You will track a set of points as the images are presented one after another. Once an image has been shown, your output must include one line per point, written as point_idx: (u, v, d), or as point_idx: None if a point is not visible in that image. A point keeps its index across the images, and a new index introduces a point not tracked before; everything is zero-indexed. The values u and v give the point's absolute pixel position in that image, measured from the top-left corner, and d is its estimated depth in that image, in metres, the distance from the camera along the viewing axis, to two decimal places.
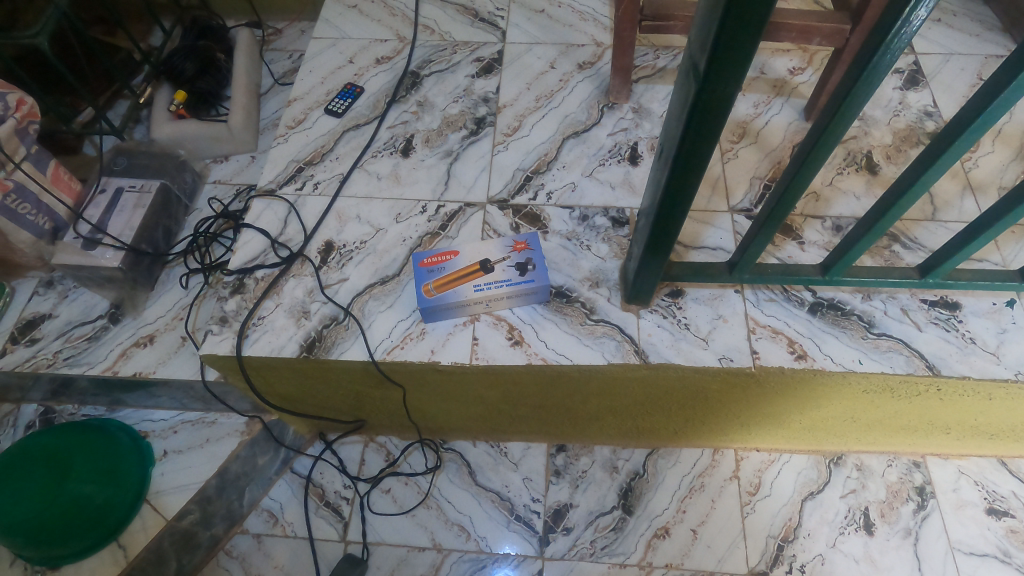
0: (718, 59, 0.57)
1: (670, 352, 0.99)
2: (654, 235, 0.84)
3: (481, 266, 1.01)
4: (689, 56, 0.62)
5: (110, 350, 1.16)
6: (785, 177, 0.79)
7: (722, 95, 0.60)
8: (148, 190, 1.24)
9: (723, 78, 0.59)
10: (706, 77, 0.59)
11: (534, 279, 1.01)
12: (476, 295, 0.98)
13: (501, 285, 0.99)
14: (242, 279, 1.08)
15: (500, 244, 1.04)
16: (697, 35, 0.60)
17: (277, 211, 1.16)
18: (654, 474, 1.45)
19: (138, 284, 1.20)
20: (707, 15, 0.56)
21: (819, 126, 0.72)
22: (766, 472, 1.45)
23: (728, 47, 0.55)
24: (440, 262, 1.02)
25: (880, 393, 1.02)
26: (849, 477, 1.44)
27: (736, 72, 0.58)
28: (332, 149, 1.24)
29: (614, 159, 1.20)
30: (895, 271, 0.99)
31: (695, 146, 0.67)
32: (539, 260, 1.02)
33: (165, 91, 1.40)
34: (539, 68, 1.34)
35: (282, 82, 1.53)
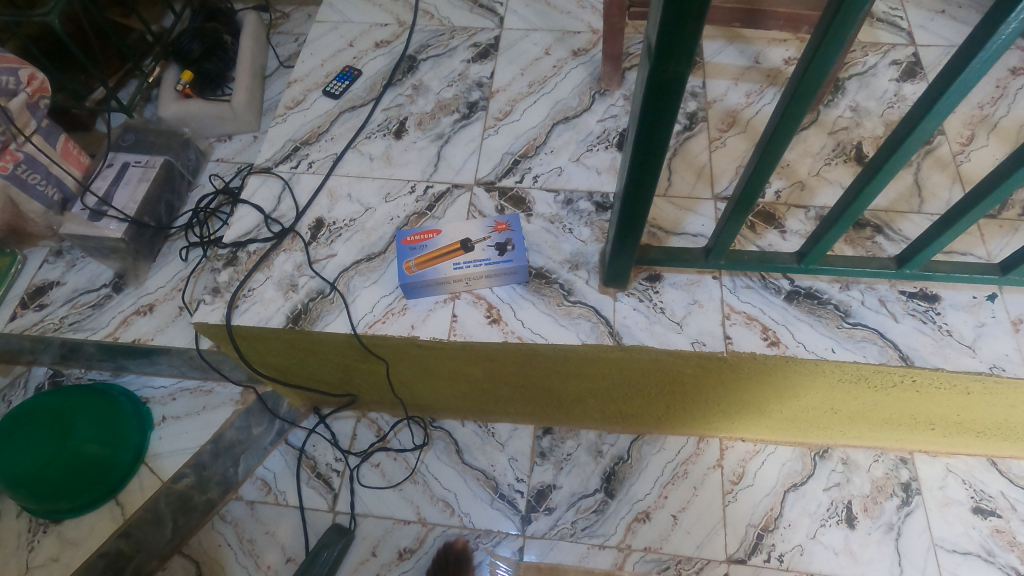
0: (666, 40, 0.58)
1: (644, 334, 1.00)
2: (623, 216, 0.85)
3: (462, 245, 1.03)
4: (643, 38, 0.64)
5: (113, 317, 1.21)
6: (751, 163, 0.81)
7: (674, 76, 0.62)
8: (152, 165, 1.29)
9: (674, 58, 0.60)
10: (657, 58, 0.60)
11: (513, 259, 1.02)
12: (456, 273, 1.01)
13: (481, 264, 1.02)
14: (235, 252, 1.13)
15: (481, 224, 1.06)
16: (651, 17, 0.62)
17: (272, 188, 1.19)
18: (638, 460, 1.47)
19: (140, 254, 1.25)
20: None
21: (779, 111, 0.73)
22: (751, 462, 1.45)
23: (673, 26, 0.57)
24: (422, 240, 1.05)
25: (854, 383, 1.03)
26: (834, 470, 1.44)
27: (686, 53, 0.59)
28: (327, 130, 1.27)
29: (601, 145, 1.21)
30: (872, 260, 0.99)
31: (654, 127, 0.69)
32: (519, 241, 1.04)
33: (173, 71, 1.45)
34: (534, 55, 1.36)
35: (287, 65, 1.57)
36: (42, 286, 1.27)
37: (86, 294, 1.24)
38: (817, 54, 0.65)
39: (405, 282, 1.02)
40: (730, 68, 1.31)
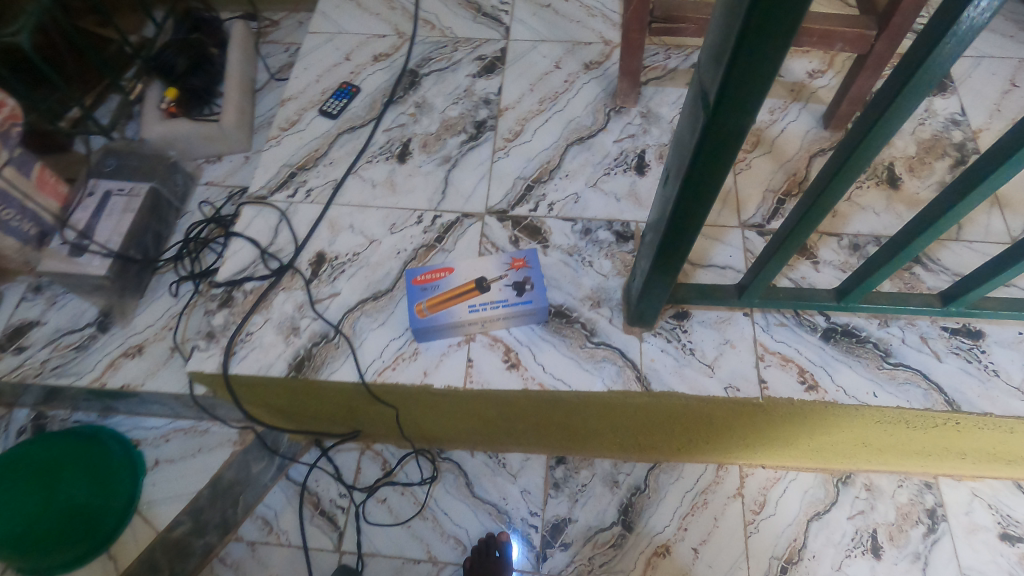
0: (729, 92, 0.51)
1: (673, 379, 0.94)
2: (658, 260, 0.77)
3: (477, 285, 0.96)
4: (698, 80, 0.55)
5: (99, 359, 1.13)
6: (803, 203, 0.74)
7: (735, 127, 0.54)
8: (137, 194, 1.20)
9: (734, 111, 0.52)
10: (714, 110, 0.53)
11: (533, 299, 0.95)
12: (471, 317, 0.94)
13: (498, 306, 0.94)
14: (230, 292, 1.04)
15: (497, 261, 0.98)
16: (707, 62, 0.54)
17: (268, 219, 1.11)
18: (655, 490, 1.41)
19: (126, 290, 1.16)
20: (719, 43, 0.51)
21: (843, 153, 0.66)
22: (772, 490, 1.41)
23: (743, 74, 0.49)
24: (433, 279, 0.97)
25: (893, 425, 0.98)
26: (857, 497, 1.40)
27: (749, 107, 0.52)
28: (325, 153, 1.18)
29: (619, 169, 1.14)
30: (915, 297, 0.92)
31: (702, 178, 0.61)
32: (538, 279, 0.96)
33: (156, 88, 1.35)
34: (543, 68, 1.27)
35: (278, 78, 1.47)
36: (22, 325, 1.18)
37: (69, 334, 1.16)
38: (899, 95, 0.59)
39: (415, 326, 0.95)
40: None
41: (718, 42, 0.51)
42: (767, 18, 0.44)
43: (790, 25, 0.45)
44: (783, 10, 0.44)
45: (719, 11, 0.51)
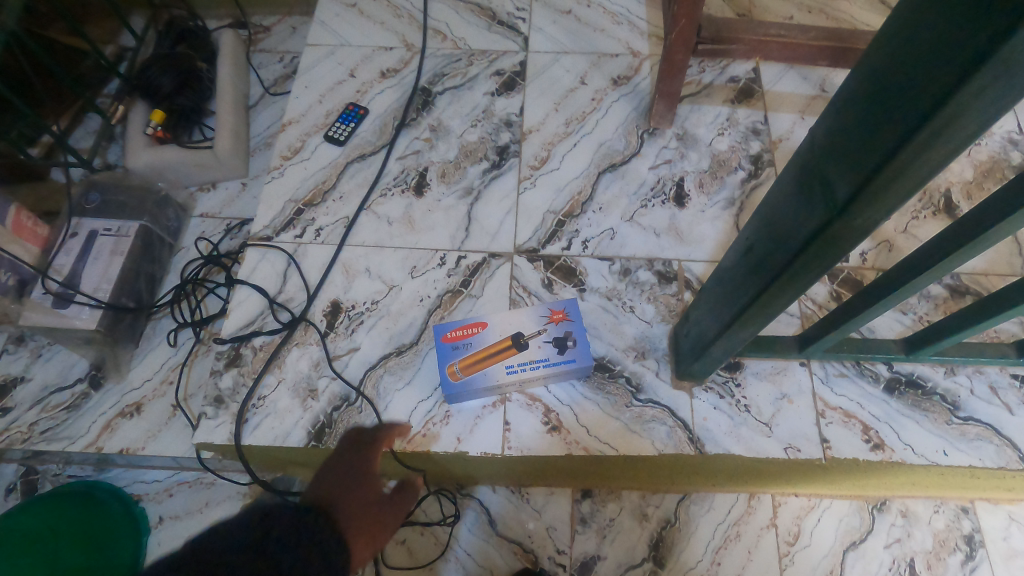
0: (869, 193, 0.42)
1: (729, 440, 0.87)
2: (735, 322, 0.69)
3: (515, 342, 0.88)
4: (814, 169, 0.47)
5: (94, 419, 1.03)
6: (922, 250, 0.63)
7: (865, 227, 0.46)
8: (126, 234, 1.09)
9: (870, 211, 0.44)
10: (847, 208, 0.44)
11: (576, 357, 0.87)
12: (510, 378, 0.86)
13: (538, 366, 0.87)
14: (238, 349, 0.95)
15: (534, 313, 0.90)
16: (823, 150, 0.46)
17: (275, 264, 1.01)
18: (686, 522, 1.04)
19: (119, 342, 1.06)
20: (852, 136, 0.42)
21: (980, 209, 0.56)
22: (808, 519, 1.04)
23: (887, 184, 0.41)
24: (466, 334, 0.89)
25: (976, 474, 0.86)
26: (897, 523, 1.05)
27: (887, 210, 0.43)
28: (334, 186, 1.08)
29: (657, 200, 1.05)
30: (988, 347, 0.86)
31: (810, 265, 0.53)
32: (581, 334, 0.88)
33: (140, 108, 1.21)
34: (568, 84, 1.17)
35: (273, 92, 1.35)
36: (5, 382, 1.07)
37: (59, 392, 1.06)
38: None
39: (447, 389, 0.87)
40: (795, 98, 1.14)
41: (850, 133, 0.42)
42: (945, 125, 0.36)
43: (963, 140, 0.37)
44: (961, 125, 0.36)
45: (843, 100, 0.43)
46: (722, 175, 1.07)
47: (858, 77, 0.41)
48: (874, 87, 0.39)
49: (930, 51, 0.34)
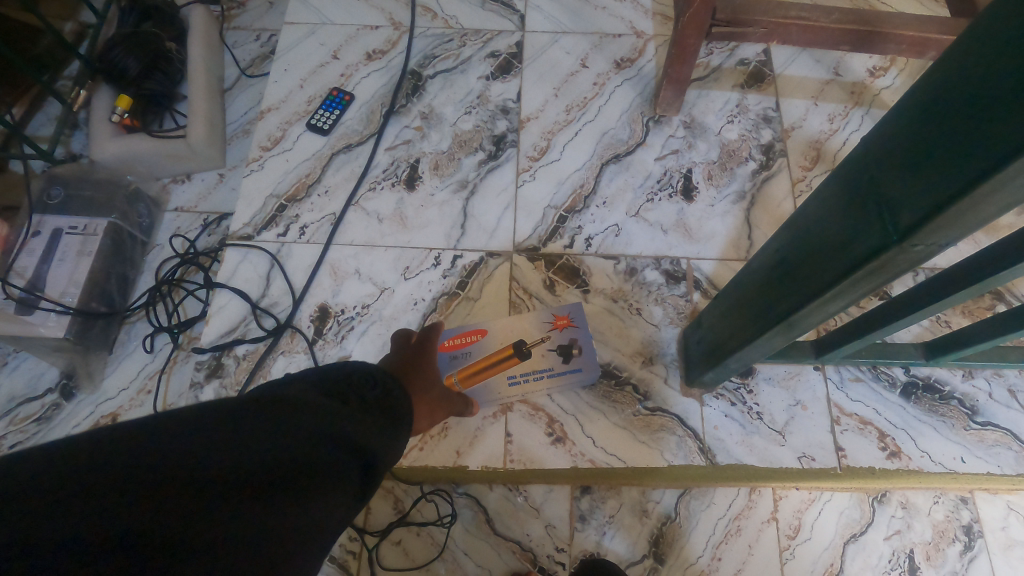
0: (943, 217, 0.37)
1: (741, 450, 0.84)
2: (759, 332, 0.64)
3: (517, 351, 0.85)
4: (872, 183, 0.42)
5: (67, 432, 0.96)
6: (963, 261, 0.56)
7: (927, 250, 0.41)
8: (94, 233, 1.01)
9: (942, 235, 0.39)
10: (911, 234, 0.39)
11: (581, 366, 0.86)
12: (511, 390, 0.85)
13: (541, 376, 0.85)
14: (219, 358, 0.90)
15: (538, 318, 0.89)
16: (883, 164, 0.41)
17: (257, 265, 0.95)
18: (684, 518, 0.82)
19: (91, 350, 0.99)
20: (931, 152, 0.37)
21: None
22: (810, 510, 0.82)
23: (968, 206, 0.36)
24: (465, 343, 0.87)
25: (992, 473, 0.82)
26: (894, 517, 0.82)
27: (958, 235, 0.39)
28: (319, 179, 1.01)
29: (664, 193, 0.99)
30: (1012, 352, 0.82)
31: (858, 286, 0.48)
32: (586, 341, 0.87)
33: (104, 94, 1.12)
34: (567, 67, 1.09)
35: (250, 75, 1.25)
36: None
37: (28, 403, 0.99)
38: None
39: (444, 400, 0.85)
40: (807, 84, 1.08)
41: (925, 147, 0.37)
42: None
43: None
44: None
45: (914, 108, 0.38)
46: (732, 166, 1.01)
47: (938, 84, 0.36)
48: (969, 96, 0.34)
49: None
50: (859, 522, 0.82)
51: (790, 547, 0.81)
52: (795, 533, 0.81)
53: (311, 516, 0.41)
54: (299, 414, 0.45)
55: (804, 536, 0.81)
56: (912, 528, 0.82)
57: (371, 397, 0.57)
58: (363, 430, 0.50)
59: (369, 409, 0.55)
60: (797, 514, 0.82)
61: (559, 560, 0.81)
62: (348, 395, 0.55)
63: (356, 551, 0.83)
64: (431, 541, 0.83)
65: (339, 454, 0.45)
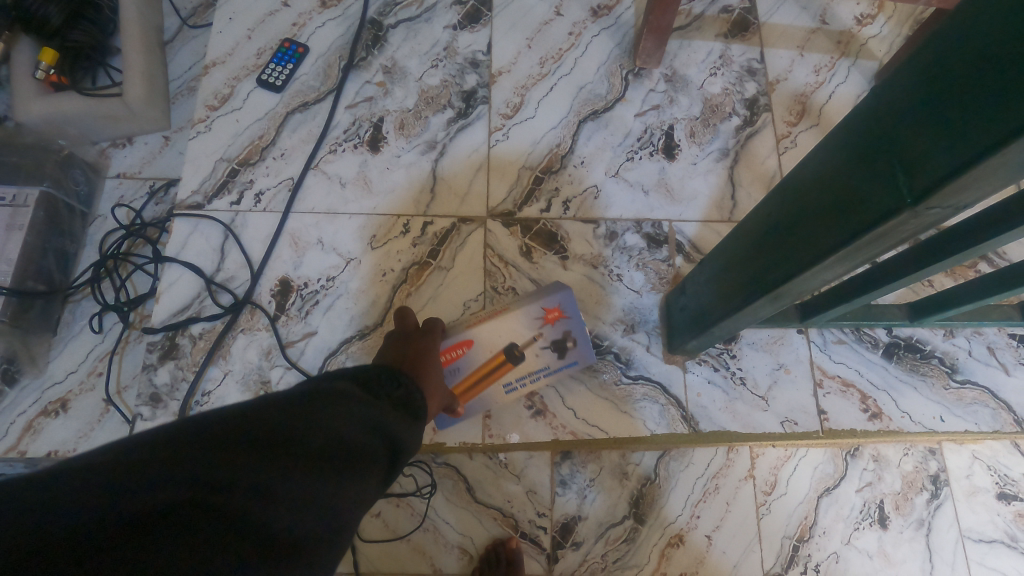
0: (949, 189, 0.34)
1: (724, 416, 0.82)
2: (745, 299, 0.61)
3: (509, 357, 0.77)
4: (874, 146, 0.39)
5: (12, 421, 0.90)
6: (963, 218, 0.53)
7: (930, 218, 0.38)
8: (24, 204, 0.92)
9: (958, 200, 0.36)
10: (916, 205, 0.36)
11: (576, 357, 0.79)
12: (510, 396, 0.79)
13: (538, 377, 0.79)
14: (173, 338, 0.83)
15: (527, 317, 0.78)
16: (883, 122, 0.38)
17: (209, 237, 0.88)
18: (664, 482, 0.81)
19: (32, 332, 0.91)
20: (955, 105, 0.32)
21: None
22: (785, 465, 0.83)
23: (975, 177, 0.33)
24: (451, 360, 0.76)
25: (966, 429, 0.83)
26: (867, 469, 0.83)
27: (962, 204, 0.36)
28: (273, 142, 0.93)
29: (644, 151, 0.94)
30: (993, 310, 0.81)
31: (857, 253, 0.45)
32: (581, 330, 0.79)
33: (25, 46, 1.00)
34: (541, 15, 1.01)
35: (193, 25, 1.14)
36: None
37: None
38: None
39: (444, 422, 0.79)
40: (793, 33, 1.03)
41: (933, 109, 0.33)
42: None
43: None
44: None
45: (919, 65, 0.34)
46: (715, 122, 0.96)
47: (943, 38, 0.33)
48: (993, 49, 0.29)
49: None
50: (832, 476, 0.82)
51: (766, 503, 0.81)
52: (770, 489, 0.82)
53: (318, 487, 0.39)
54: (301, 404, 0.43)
55: (780, 491, 0.82)
56: (883, 479, 0.82)
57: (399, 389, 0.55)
58: (378, 416, 0.48)
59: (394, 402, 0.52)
60: (774, 470, 0.82)
61: (541, 525, 0.80)
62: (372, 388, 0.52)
63: None
64: (411, 512, 0.81)
65: (352, 432, 0.44)
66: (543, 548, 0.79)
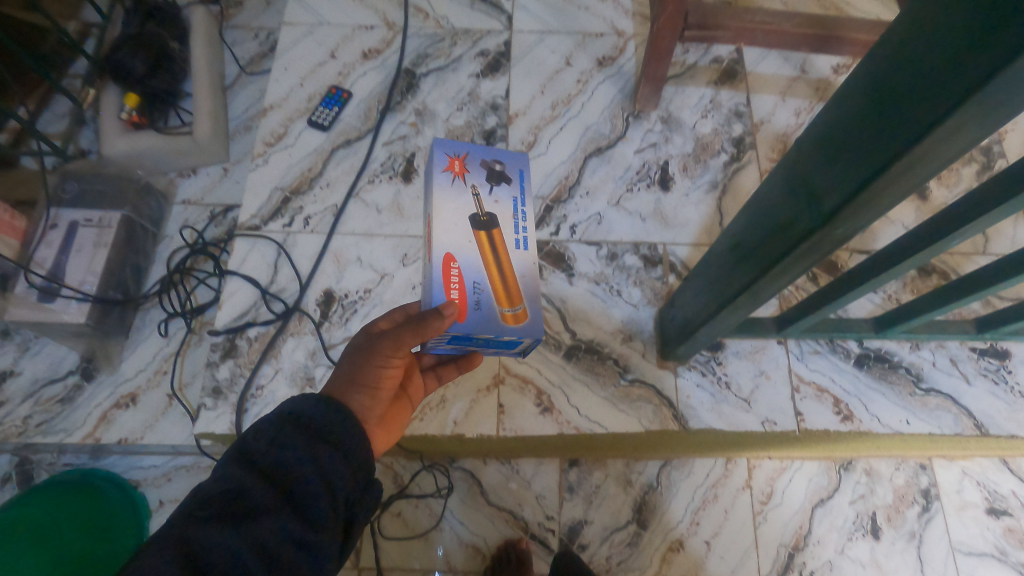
0: (863, 198, 0.45)
1: (711, 416, 0.92)
2: (722, 305, 0.72)
3: (487, 227, 0.80)
4: (811, 168, 0.50)
5: (89, 412, 1.03)
6: (893, 246, 0.67)
7: (850, 225, 0.49)
8: (108, 225, 1.08)
9: (917, 171, 0.42)
10: (840, 212, 0.47)
11: (513, 172, 0.88)
12: (527, 246, 0.81)
13: (521, 212, 0.84)
14: (233, 340, 0.97)
15: (451, 189, 0.83)
16: (817, 143, 0.49)
17: (265, 254, 1.02)
18: (668, 489, 0.92)
19: (110, 335, 1.06)
20: (908, 95, 0.39)
21: (941, 218, 0.60)
22: (781, 480, 0.93)
23: (880, 188, 0.44)
24: (460, 280, 0.75)
25: (934, 438, 0.92)
26: (859, 482, 0.93)
27: (873, 215, 0.48)
28: (320, 174, 1.08)
29: (642, 183, 1.07)
30: (950, 325, 0.92)
31: (817, 248, 0.54)
32: (489, 155, 0.88)
33: (114, 93, 1.17)
34: (553, 65, 1.17)
35: (250, 72, 1.31)
36: None
37: (51, 385, 1.05)
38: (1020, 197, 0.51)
39: (532, 328, 0.76)
40: (776, 80, 1.16)
41: (852, 134, 0.44)
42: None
43: (952, 153, 0.41)
44: (952, 142, 0.39)
45: (844, 101, 0.45)
46: (705, 158, 1.09)
47: (860, 78, 0.43)
48: (890, 89, 0.40)
49: (1004, 2, 0.32)
50: (826, 488, 0.92)
51: (762, 512, 0.91)
52: (767, 499, 0.91)
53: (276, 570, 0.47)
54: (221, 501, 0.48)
55: (776, 501, 0.91)
56: (875, 492, 0.92)
57: (325, 456, 0.53)
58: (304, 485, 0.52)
59: (309, 484, 0.51)
60: (770, 481, 0.92)
61: (550, 528, 0.90)
62: (284, 472, 0.52)
63: None
64: (431, 511, 0.92)
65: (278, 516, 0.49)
66: (552, 549, 0.89)
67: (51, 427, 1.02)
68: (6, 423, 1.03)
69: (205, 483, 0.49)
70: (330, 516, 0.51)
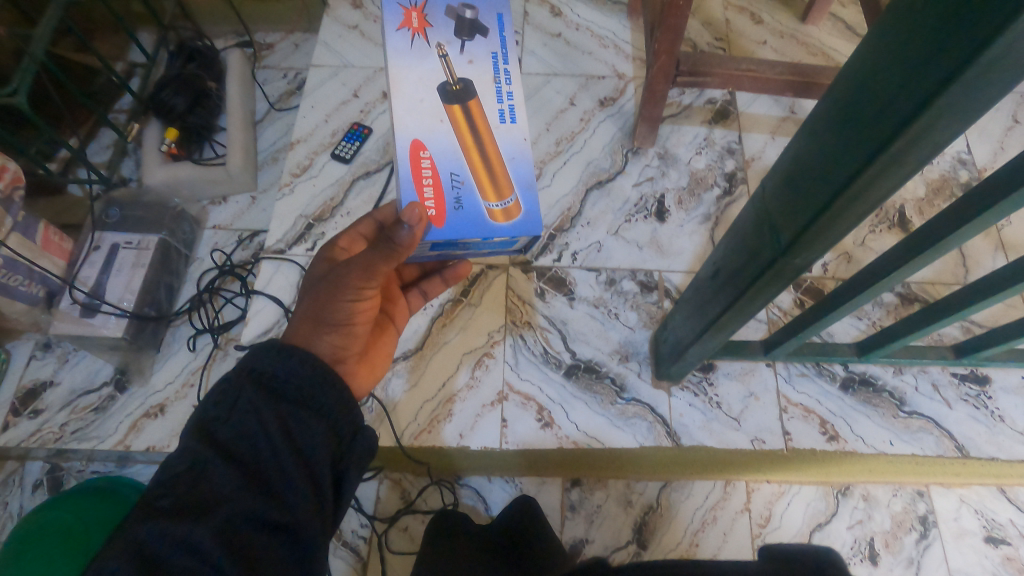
0: (819, 224, 0.51)
1: (703, 434, 0.98)
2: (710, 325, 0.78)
3: (458, 100, 0.80)
4: (775, 200, 0.57)
5: (121, 421, 1.10)
6: (860, 275, 0.73)
7: (810, 250, 0.56)
8: (146, 247, 1.17)
9: (862, 201, 0.49)
10: (800, 236, 0.54)
11: (487, 24, 0.86)
12: (508, 115, 0.81)
13: (499, 72, 0.83)
14: None
15: (414, 50, 0.82)
16: (780, 179, 0.56)
17: (288, 275, 1.11)
18: (668, 509, 0.95)
19: (143, 349, 1.14)
20: (847, 132, 0.45)
21: (903, 250, 0.66)
22: (779, 504, 0.95)
23: (830, 216, 0.50)
24: (433, 162, 0.77)
25: (918, 461, 0.97)
26: (857, 508, 0.95)
27: (828, 243, 0.54)
28: (342, 202, 1.17)
29: (639, 215, 1.15)
30: (929, 350, 0.97)
31: (782, 275, 0.61)
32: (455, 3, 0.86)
33: (156, 128, 1.28)
34: (558, 105, 1.26)
35: (279, 109, 1.42)
36: (34, 387, 1.14)
37: (87, 395, 1.13)
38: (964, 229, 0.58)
39: (521, 218, 0.77)
40: (766, 121, 1.24)
41: (807, 170, 0.51)
42: (956, 99, 0.37)
43: (888, 188, 0.47)
44: (886, 177, 0.45)
45: (801, 141, 0.52)
46: (699, 192, 1.17)
47: (811, 122, 0.50)
48: (833, 131, 0.47)
49: (904, 67, 0.39)
50: (824, 512, 0.95)
51: (761, 535, 0.94)
52: (765, 522, 0.94)
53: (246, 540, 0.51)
54: (186, 483, 0.51)
55: (774, 525, 0.94)
56: (873, 518, 0.94)
57: (291, 424, 0.56)
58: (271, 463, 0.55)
59: (279, 457, 0.54)
60: (768, 505, 0.95)
61: None
62: (247, 446, 0.55)
63: (369, 535, 0.96)
64: None
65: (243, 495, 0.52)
66: None
67: (84, 435, 1.09)
68: (45, 429, 1.11)
69: (167, 467, 0.52)
70: (305, 486, 0.55)
